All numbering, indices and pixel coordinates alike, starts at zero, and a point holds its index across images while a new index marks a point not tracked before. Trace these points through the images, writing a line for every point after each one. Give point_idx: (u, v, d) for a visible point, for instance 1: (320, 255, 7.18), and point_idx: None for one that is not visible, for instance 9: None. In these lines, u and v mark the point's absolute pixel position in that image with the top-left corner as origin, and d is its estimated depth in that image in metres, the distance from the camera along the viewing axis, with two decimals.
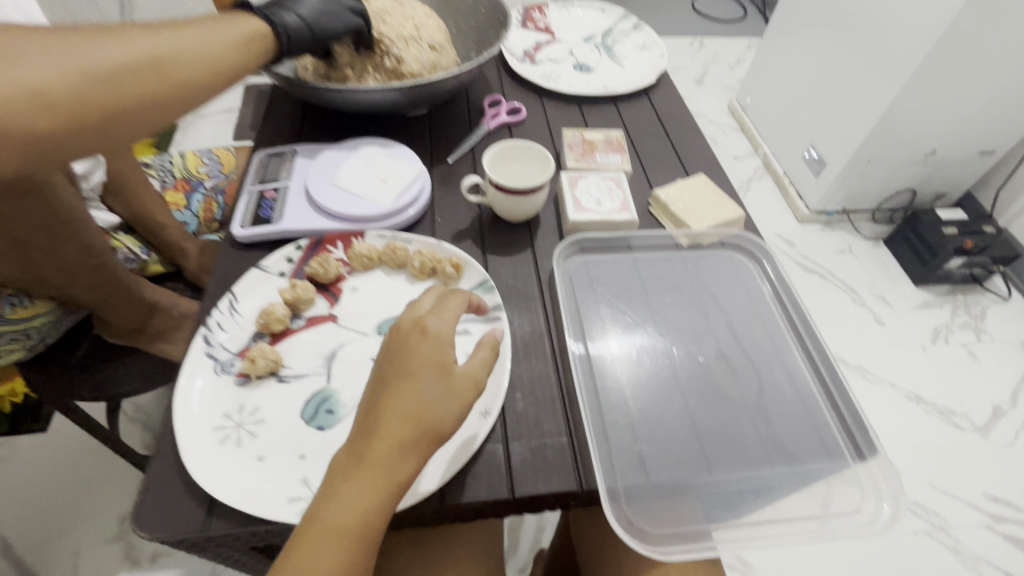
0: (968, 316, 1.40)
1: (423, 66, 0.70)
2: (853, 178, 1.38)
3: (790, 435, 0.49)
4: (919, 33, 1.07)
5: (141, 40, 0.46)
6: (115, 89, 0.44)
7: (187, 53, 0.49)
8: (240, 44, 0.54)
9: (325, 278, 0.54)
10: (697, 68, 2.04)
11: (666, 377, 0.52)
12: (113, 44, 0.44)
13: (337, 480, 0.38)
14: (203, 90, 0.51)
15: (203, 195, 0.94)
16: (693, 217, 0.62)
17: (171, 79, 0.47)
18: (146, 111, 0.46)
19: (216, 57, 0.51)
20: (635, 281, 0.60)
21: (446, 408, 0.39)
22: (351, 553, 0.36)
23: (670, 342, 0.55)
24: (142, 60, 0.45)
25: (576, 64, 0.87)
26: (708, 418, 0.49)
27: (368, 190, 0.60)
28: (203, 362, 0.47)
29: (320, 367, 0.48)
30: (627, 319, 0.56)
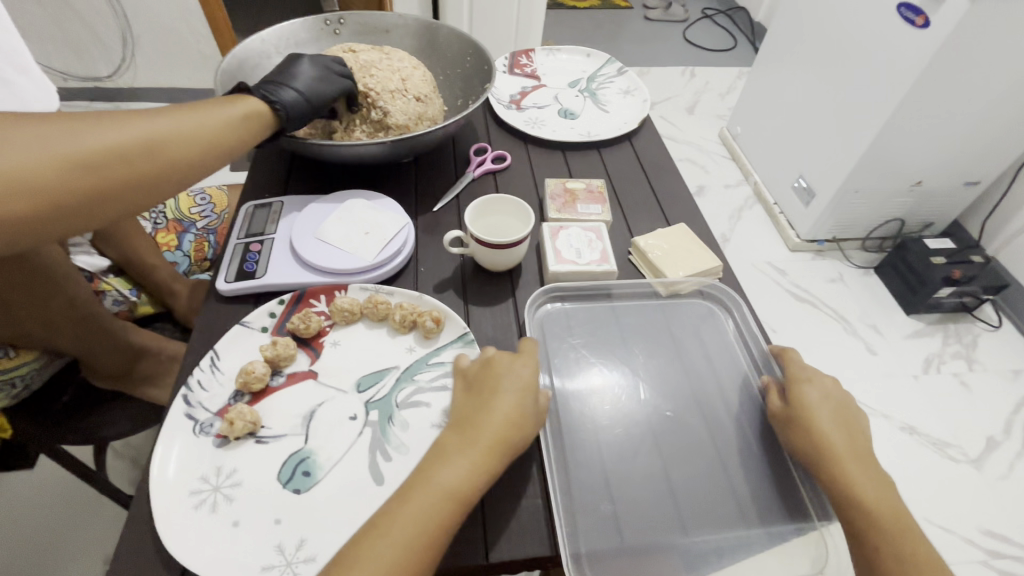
0: (959, 346, 1.41)
1: (409, 117, 0.72)
2: (841, 208, 1.40)
3: (762, 492, 0.49)
4: (900, 71, 1.10)
5: (138, 125, 0.49)
6: (104, 173, 0.46)
7: (181, 137, 0.51)
8: (235, 121, 0.57)
9: (306, 334, 0.54)
10: (688, 97, 2.08)
11: (640, 430, 0.52)
12: (107, 130, 0.46)
13: (447, 450, 0.44)
14: (191, 169, 0.53)
15: (195, 235, 0.95)
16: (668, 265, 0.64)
17: (162, 160, 0.50)
18: (133, 193, 0.48)
19: (208, 136, 0.54)
20: (613, 329, 0.60)
21: (536, 420, 0.46)
22: (454, 515, 0.41)
23: (647, 393, 0.55)
24: (136, 144, 0.48)
25: (560, 109, 0.90)
26: (681, 474, 0.50)
27: (352, 243, 0.62)
28: (182, 424, 0.47)
29: (298, 427, 0.49)
30: (601, 370, 0.57)
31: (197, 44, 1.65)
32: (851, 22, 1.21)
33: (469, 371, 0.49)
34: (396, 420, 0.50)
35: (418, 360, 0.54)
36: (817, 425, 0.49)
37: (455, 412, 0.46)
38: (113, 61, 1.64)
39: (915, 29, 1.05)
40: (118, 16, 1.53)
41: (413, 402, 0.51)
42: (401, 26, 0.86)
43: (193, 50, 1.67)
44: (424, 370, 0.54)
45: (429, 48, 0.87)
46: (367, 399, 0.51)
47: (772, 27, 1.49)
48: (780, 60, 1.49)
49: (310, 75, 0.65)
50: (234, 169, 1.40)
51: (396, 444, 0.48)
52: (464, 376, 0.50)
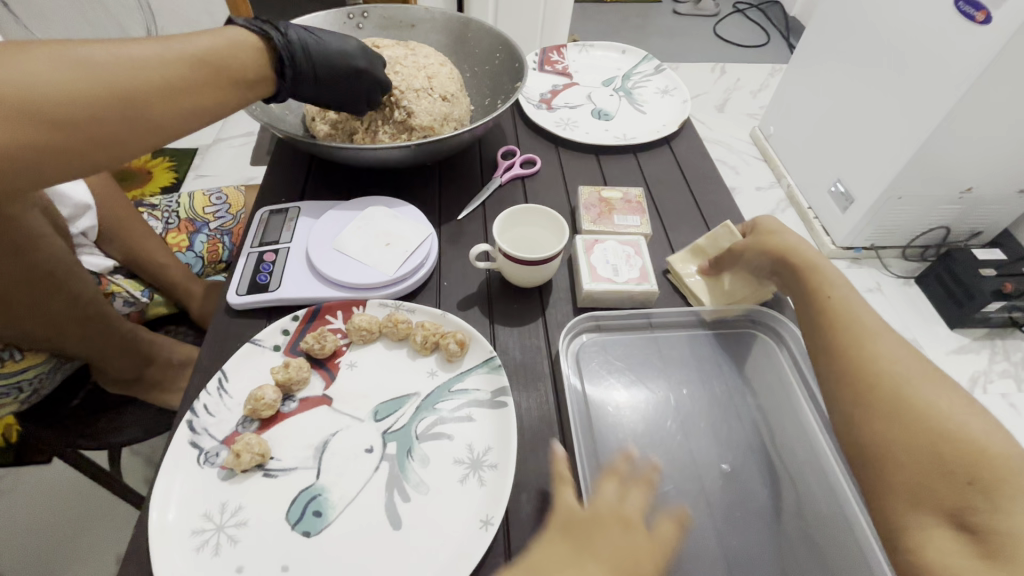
0: (1008, 363, 1.31)
1: (433, 118, 0.68)
2: (882, 215, 1.32)
3: (829, 555, 0.44)
4: (955, 71, 1.02)
5: (118, 71, 0.42)
6: (71, 124, 0.41)
7: (167, 88, 0.45)
8: (230, 82, 0.50)
9: (321, 354, 0.50)
10: (718, 95, 1.99)
11: (683, 481, 0.47)
12: (79, 71, 0.41)
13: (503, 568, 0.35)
14: (166, 130, 0.47)
15: (207, 235, 0.91)
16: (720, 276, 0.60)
17: (143, 110, 0.44)
18: (97, 149, 0.43)
19: (189, 98, 0.47)
20: (650, 364, 0.55)
21: None
22: None
23: (694, 441, 0.50)
24: (100, 95, 0.42)
25: (594, 110, 0.84)
26: (739, 530, 0.45)
27: (372, 255, 0.57)
28: (186, 453, 0.44)
29: (310, 459, 0.45)
30: (641, 404, 0.52)
31: None
32: (901, 17, 1.12)
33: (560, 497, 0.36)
34: (415, 454, 0.45)
35: (440, 386, 0.50)
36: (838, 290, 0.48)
37: None
38: None
39: (974, 25, 0.97)
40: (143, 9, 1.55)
41: (434, 434, 0.47)
42: (427, 20, 0.81)
43: None
44: (447, 398, 0.49)
45: (457, 44, 0.82)
46: (385, 429, 0.47)
47: (812, 21, 1.41)
48: (819, 56, 1.40)
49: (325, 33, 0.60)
50: (253, 164, 1.38)
51: (415, 483, 0.44)
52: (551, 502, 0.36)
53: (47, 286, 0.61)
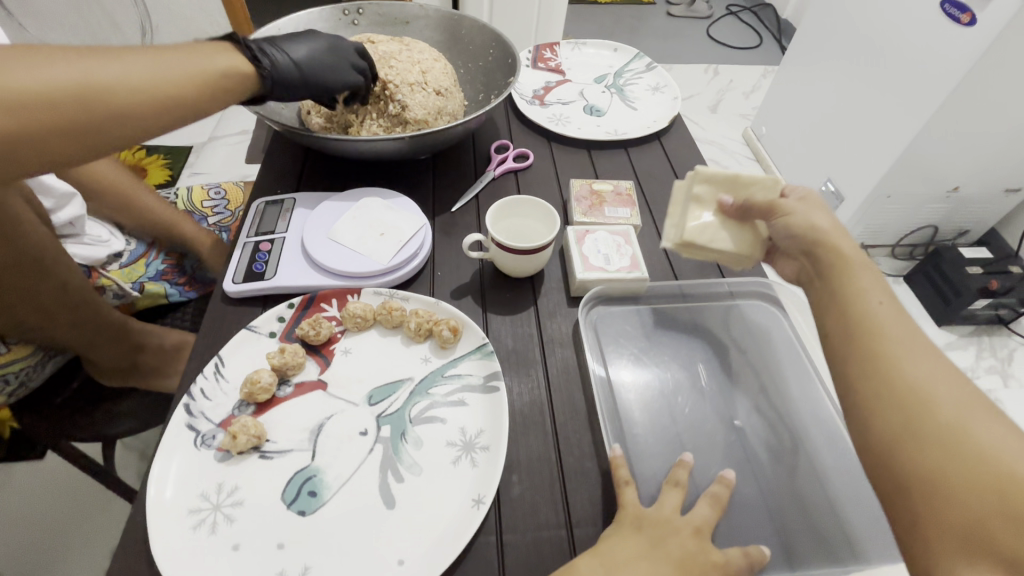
0: (994, 360, 1.34)
1: (428, 111, 0.69)
2: (871, 214, 1.34)
3: (832, 509, 0.46)
4: (942, 72, 1.03)
5: (85, 64, 0.41)
6: (31, 116, 0.39)
7: (137, 80, 0.44)
8: (206, 75, 0.49)
9: (316, 341, 0.51)
10: (711, 95, 2.02)
11: (700, 438, 0.49)
12: (42, 65, 0.39)
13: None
14: (150, 121, 0.46)
15: (206, 229, 0.91)
16: (729, 215, 0.51)
17: (111, 102, 0.42)
18: (81, 140, 0.42)
19: (162, 91, 0.45)
20: (660, 333, 0.57)
21: None
22: None
23: (708, 404, 0.52)
24: (64, 86, 0.40)
25: (586, 106, 0.85)
26: (746, 485, 0.47)
27: (366, 245, 0.58)
28: (182, 436, 0.44)
29: (305, 442, 0.46)
30: (651, 368, 0.54)
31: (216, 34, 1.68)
32: (888, 19, 1.15)
33: None
34: (409, 437, 0.46)
35: (433, 372, 0.51)
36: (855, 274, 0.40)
37: None
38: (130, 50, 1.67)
39: (960, 27, 0.99)
40: (137, 6, 1.56)
41: (427, 417, 0.48)
42: (421, 17, 0.83)
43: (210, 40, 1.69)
44: (441, 383, 0.50)
45: (451, 40, 0.83)
46: (379, 412, 0.48)
47: (803, 23, 1.43)
48: (809, 57, 1.42)
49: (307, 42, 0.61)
50: (248, 161, 1.39)
51: (409, 463, 0.45)
52: None
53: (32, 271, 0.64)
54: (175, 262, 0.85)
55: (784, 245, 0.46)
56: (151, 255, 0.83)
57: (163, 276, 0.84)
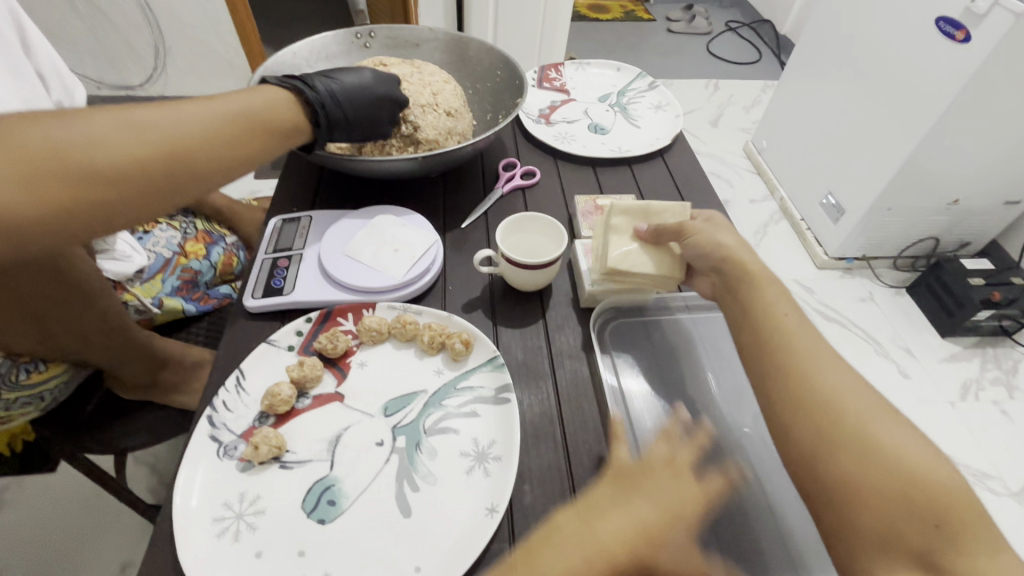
0: (999, 371, 1.34)
1: (439, 132, 0.72)
2: (873, 226, 1.36)
3: None
4: (939, 87, 1.06)
5: (171, 131, 0.47)
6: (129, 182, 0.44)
7: (213, 142, 0.49)
8: (270, 130, 0.55)
9: (333, 354, 0.53)
10: (712, 110, 2.05)
11: (707, 444, 0.52)
12: (137, 136, 0.45)
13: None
14: (222, 175, 0.51)
15: (224, 247, 0.93)
16: (644, 241, 0.59)
17: (192, 164, 0.48)
18: (171, 197, 0.48)
19: (235, 149, 0.51)
20: (666, 344, 0.60)
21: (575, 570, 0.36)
22: None
23: (714, 412, 0.55)
24: (157, 155, 0.46)
25: (591, 124, 0.88)
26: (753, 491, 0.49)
27: (380, 260, 0.60)
28: (206, 448, 0.46)
29: (324, 452, 0.47)
30: (662, 380, 0.57)
31: (227, 54, 1.73)
32: (885, 36, 1.18)
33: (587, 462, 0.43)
34: (423, 447, 0.48)
35: (447, 384, 0.53)
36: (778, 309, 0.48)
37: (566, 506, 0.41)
38: (145, 70, 1.73)
39: (955, 44, 1.01)
40: (152, 27, 1.62)
41: (441, 428, 0.49)
42: (431, 40, 0.86)
43: (222, 60, 1.74)
44: (453, 395, 0.52)
45: (459, 61, 0.86)
46: (394, 423, 0.49)
47: (802, 40, 1.46)
48: (808, 73, 1.45)
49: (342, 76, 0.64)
50: (259, 177, 1.42)
51: (424, 474, 0.46)
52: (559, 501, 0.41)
53: (77, 298, 0.65)
54: (189, 279, 0.87)
55: (696, 262, 0.55)
56: (168, 270, 0.85)
57: (179, 291, 0.87)
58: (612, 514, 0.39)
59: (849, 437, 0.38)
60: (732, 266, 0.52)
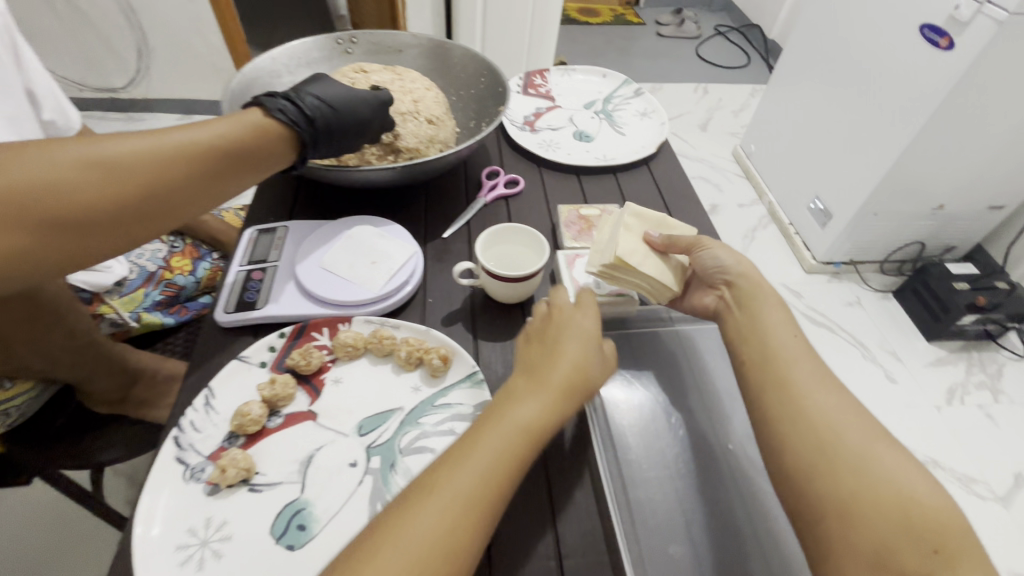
0: (984, 375, 1.35)
1: (419, 140, 0.71)
2: (859, 231, 1.36)
3: None
4: (923, 94, 1.07)
5: (138, 169, 0.47)
6: (94, 222, 0.45)
7: (182, 181, 0.50)
8: (246, 160, 0.54)
9: (306, 370, 0.52)
10: (701, 114, 2.05)
11: (692, 460, 0.51)
12: (101, 175, 0.45)
13: (431, 485, 0.39)
14: (192, 209, 0.52)
15: (210, 262, 0.91)
16: (652, 246, 0.58)
17: (159, 203, 0.48)
18: (130, 232, 0.48)
19: (205, 184, 0.52)
20: (651, 355, 0.60)
21: (544, 416, 0.43)
22: (509, 475, 0.40)
23: (700, 427, 0.54)
24: (123, 196, 0.46)
25: (576, 132, 0.87)
26: (736, 508, 0.48)
27: (357, 272, 0.59)
28: (171, 470, 0.44)
29: (295, 474, 0.46)
30: (647, 391, 0.56)
31: (212, 56, 1.70)
32: (870, 43, 1.18)
33: (532, 325, 0.51)
34: (399, 468, 0.47)
35: (423, 401, 0.51)
36: (772, 339, 0.48)
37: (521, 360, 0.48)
38: (127, 72, 1.71)
39: (939, 51, 1.02)
40: (134, 28, 1.59)
41: (417, 448, 0.48)
42: (414, 45, 0.85)
43: (207, 63, 1.72)
44: (430, 413, 0.50)
45: (442, 67, 0.85)
46: (369, 443, 0.48)
47: (789, 45, 1.46)
48: (796, 78, 1.46)
49: (337, 87, 0.63)
50: None
51: None
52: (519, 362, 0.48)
53: (47, 318, 0.65)
54: (173, 294, 0.86)
55: (705, 275, 0.57)
56: (151, 284, 0.84)
57: (157, 305, 0.86)
58: (549, 360, 0.46)
59: (845, 461, 0.40)
60: (744, 283, 0.53)
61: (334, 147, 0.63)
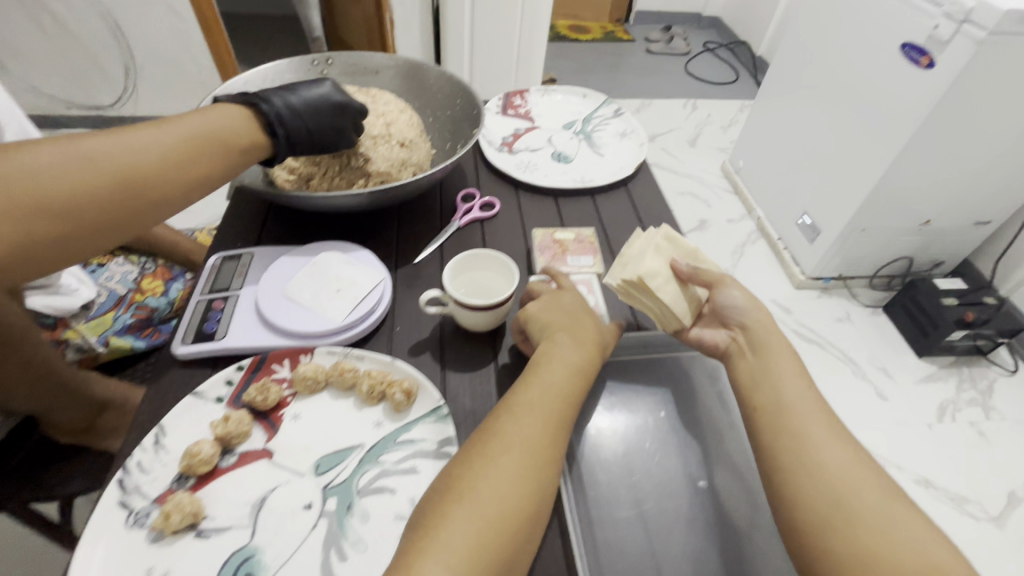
0: (975, 392, 1.34)
1: (391, 164, 0.70)
2: (847, 247, 1.36)
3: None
4: (906, 112, 1.07)
5: (121, 155, 0.49)
6: (78, 207, 0.46)
7: (164, 165, 0.51)
8: (230, 147, 0.56)
9: (264, 406, 0.50)
10: (690, 130, 2.06)
11: (665, 500, 0.49)
12: (84, 163, 0.47)
13: (513, 410, 0.46)
14: (177, 196, 0.52)
15: (184, 283, 0.88)
16: (676, 274, 0.57)
17: (143, 187, 0.50)
18: (115, 226, 0.49)
19: (187, 169, 0.52)
20: (628, 385, 0.57)
21: (589, 356, 0.52)
22: (571, 403, 0.49)
23: (672, 463, 0.51)
24: (104, 181, 0.47)
25: (554, 153, 0.86)
26: (706, 553, 0.46)
27: (321, 302, 0.57)
28: (113, 516, 0.42)
29: (246, 517, 0.43)
30: (618, 423, 0.54)
31: (200, 74, 1.70)
32: (853, 61, 1.19)
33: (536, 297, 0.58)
34: (355, 510, 0.44)
35: (385, 438, 0.49)
36: (781, 387, 0.48)
37: (542, 317, 0.55)
38: (114, 90, 1.70)
39: (920, 69, 1.02)
40: (120, 47, 1.59)
41: (376, 488, 0.46)
42: (390, 67, 0.84)
43: (195, 81, 1.71)
44: (391, 450, 0.48)
45: (419, 89, 0.84)
46: (325, 483, 0.46)
47: (775, 63, 1.47)
48: (782, 94, 1.46)
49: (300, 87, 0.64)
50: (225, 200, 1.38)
51: (354, 540, 0.43)
52: (533, 325, 0.55)
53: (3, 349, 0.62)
54: (144, 317, 0.83)
55: (722, 313, 0.55)
56: (121, 308, 0.82)
57: (129, 329, 0.82)
58: (577, 321, 0.55)
59: (863, 519, 0.40)
60: (759, 327, 0.53)
61: (315, 142, 0.62)
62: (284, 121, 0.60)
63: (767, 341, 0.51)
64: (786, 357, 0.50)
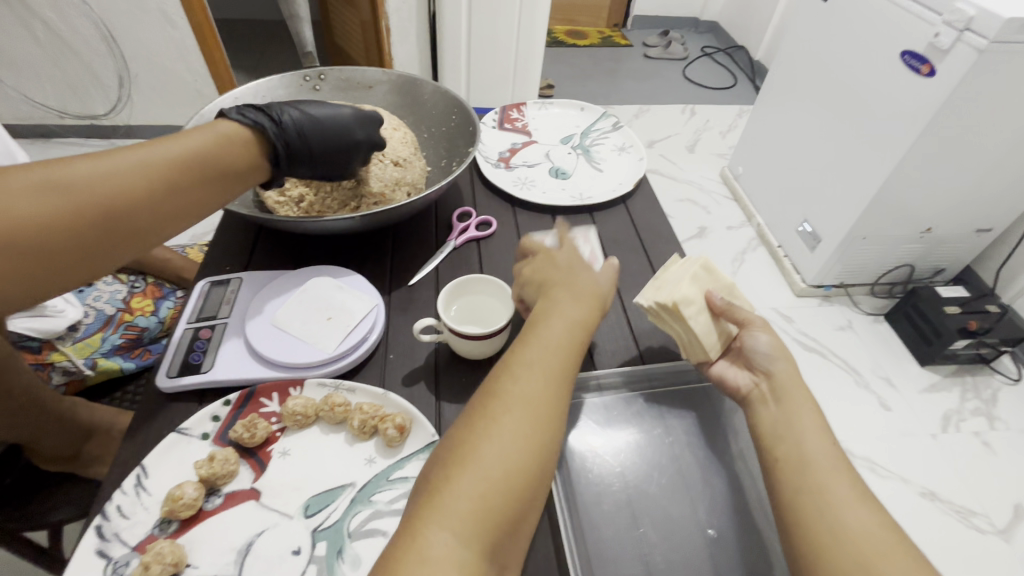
0: (979, 401, 1.32)
1: (385, 184, 0.68)
2: (849, 254, 1.34)
3: None
4: (905, 120, 1.05)
5: (106, 181, 0.44)
6: (56, 241, 0.42)
7: (155, 194, 0.47)
8: (225, 170, 0.52)
9: (251, 443, 0.48)
10: (688, 135, 2.05)
11: (673, 550, 0.47)
12: (67, 189, 0.42)
13: (513, 373, 0.44)
14: (165, 227, 0.48)
15: (174, 301, 0.87)
16: (710, 305, 0.55)
17: (132, 218, 0.46)
18: (82, 263, 0.44)
19: (180, 198, 0.49)
20: (628, 421, 0.55)
21: (590, 312, 0.50)
22: (573, 358, 0.46)
23: (677, 508, 0.49)
24: (89, 214, 0.43)
25: (552, 168, 0.85)
26: None
27: (311, 330, 0.56)
28: (92, 566, 0.40)
29: (231, 566, 0.41)
30: (619, 464, 0.52)
31: (193, 82, 1.67)
32: (852, 67, 1.17)
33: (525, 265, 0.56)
34: (346, 555, 0.43)
35: (377, 475, 0.47)
36: (801, 440, 0.46)
37: (537, 280, 0.53)
38: (108, 99, 1.68)
39: (921, 77, 1.00)
40: (113, 56, 1.57)
41: (368, 530, 0.44)
42: (383, 81, 0.82)
43: (189, 88, 1.69)
44: (384, 489, 0.46)
45: (412, 104, 0.83)
46: (315, 526, 0.44)
47: (774, 69, 1.46)
48: (780, 101, 1.45)
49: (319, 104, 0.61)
50: None
51: None
52: (532, 285, 0.54)
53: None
54: (134, 337, 0.81)
55: (749, 356, 0.53)
56: (109, 328, 0.80)
57: (117, 350, 0.80)
58: (574, 279, 0.52)
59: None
60: (785, 377, 0.50)
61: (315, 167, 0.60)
62: (289, 144, 0.57)
63: (791, 391, 0.49)
64: (810, 410, 0.49)
